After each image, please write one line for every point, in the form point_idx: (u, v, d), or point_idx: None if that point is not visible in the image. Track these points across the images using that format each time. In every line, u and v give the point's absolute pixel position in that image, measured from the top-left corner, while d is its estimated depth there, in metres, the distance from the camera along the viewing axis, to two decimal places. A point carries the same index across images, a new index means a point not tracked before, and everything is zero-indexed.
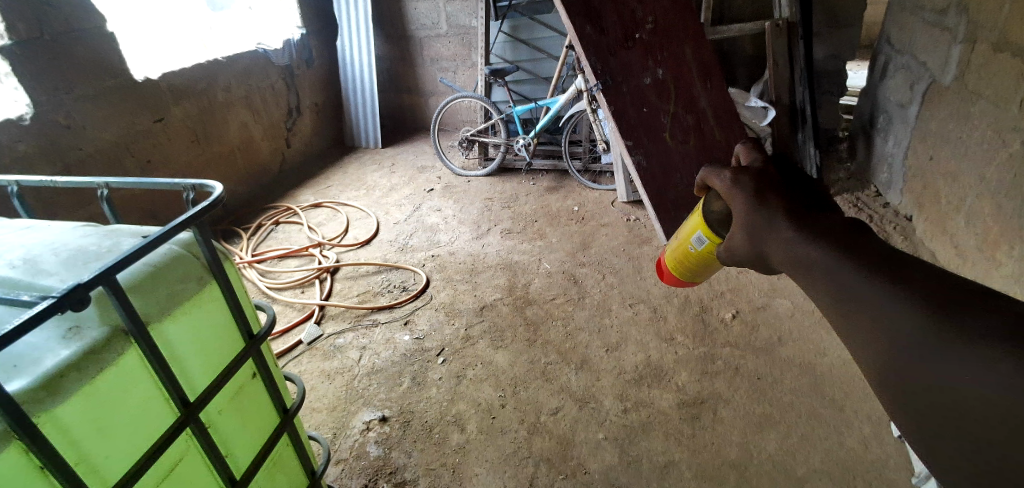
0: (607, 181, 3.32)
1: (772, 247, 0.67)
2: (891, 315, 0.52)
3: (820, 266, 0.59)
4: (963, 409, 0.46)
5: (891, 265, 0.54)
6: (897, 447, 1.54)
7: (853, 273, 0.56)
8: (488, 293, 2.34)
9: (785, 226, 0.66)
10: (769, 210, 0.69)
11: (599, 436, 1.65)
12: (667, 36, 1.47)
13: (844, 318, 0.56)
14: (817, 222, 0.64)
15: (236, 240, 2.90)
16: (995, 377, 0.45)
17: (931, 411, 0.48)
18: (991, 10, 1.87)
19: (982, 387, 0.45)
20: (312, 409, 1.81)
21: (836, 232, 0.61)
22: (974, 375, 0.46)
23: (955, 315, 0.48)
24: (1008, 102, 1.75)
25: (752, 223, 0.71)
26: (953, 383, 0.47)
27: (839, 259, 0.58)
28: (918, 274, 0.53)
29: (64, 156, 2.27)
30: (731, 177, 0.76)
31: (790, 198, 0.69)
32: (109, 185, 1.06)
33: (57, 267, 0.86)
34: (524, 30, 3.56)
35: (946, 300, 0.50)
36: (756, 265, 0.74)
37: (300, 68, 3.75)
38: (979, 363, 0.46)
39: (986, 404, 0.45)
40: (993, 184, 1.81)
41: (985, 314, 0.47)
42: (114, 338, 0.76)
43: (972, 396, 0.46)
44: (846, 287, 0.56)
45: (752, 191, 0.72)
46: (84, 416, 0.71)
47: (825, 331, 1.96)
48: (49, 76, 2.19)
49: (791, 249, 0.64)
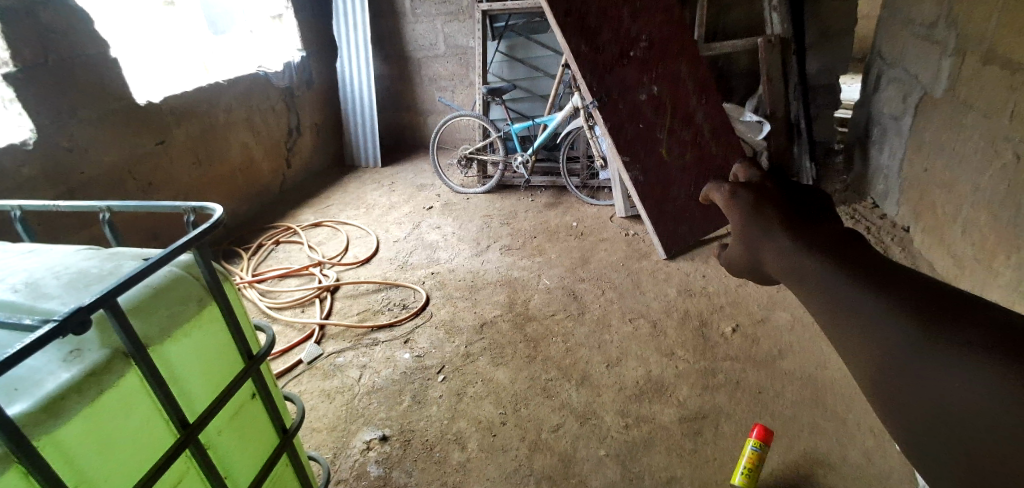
0: (605, 196, 3.34)
1: (768, 257, 0.68)
2: (879, 322, 0.53)
3: (813, 277, 0.60)
4: (951, 416, 0.47)
5: (882, 275, 0.55)
6: (900, 458, 1.53)
7: (845, 283, 0.57)
8: (488, 309, 2.35)
9: (783, 236, 0.67)
10: (765, 220, 0.70)
11: (601, 453, 1.64)
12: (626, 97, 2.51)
13: (836, 326, 0.57)
14: (811, 233, 0.65)
15: (236, 261, 2.91)
16: (982, 385, 0.45)
17: (919, 417, 0.49)
18: (979, 22, 1.90)
19: (971, 393, 0.46)
20: (312, 429, 1.80)
21: (828, 245, 0.62)
22: (962, 383, 0.46)
23: (943, 323, 0.49)
24: (1000, 113, 1.78)
25: (749, 234, 0.72)
26: (942, 389, 0.47)
27: (836, 269, 0.59)
28: (909, 285, 0.53)
29: (67, 180, 2.30)
30: (729, 190, 0.77)
31: (787, 211, 0.70)
32: (110, 209, 1.07)
33: (59, 291, 0.87)
34: (520, 49, 3.62)
35: (934, 309, 0.50)
36: (754, 276, 0.74)
37: (300, 90, 3.80)
38: (965, 368, 0.46)
39: (972, 410, 0.45)
40: (988, 194, 1.83)
41: (971, 322, 0.48)
42: (115, 360, 0.77)
43: (959, 403, 0.46)
44: (840, 298, 0.57)
45: (751, 201, 0.74)
46: (84, 440, 0.72)
47: (825, 343, 1.96)
48: (54, 102, 2.22)
49: (786, 258, 0.65)
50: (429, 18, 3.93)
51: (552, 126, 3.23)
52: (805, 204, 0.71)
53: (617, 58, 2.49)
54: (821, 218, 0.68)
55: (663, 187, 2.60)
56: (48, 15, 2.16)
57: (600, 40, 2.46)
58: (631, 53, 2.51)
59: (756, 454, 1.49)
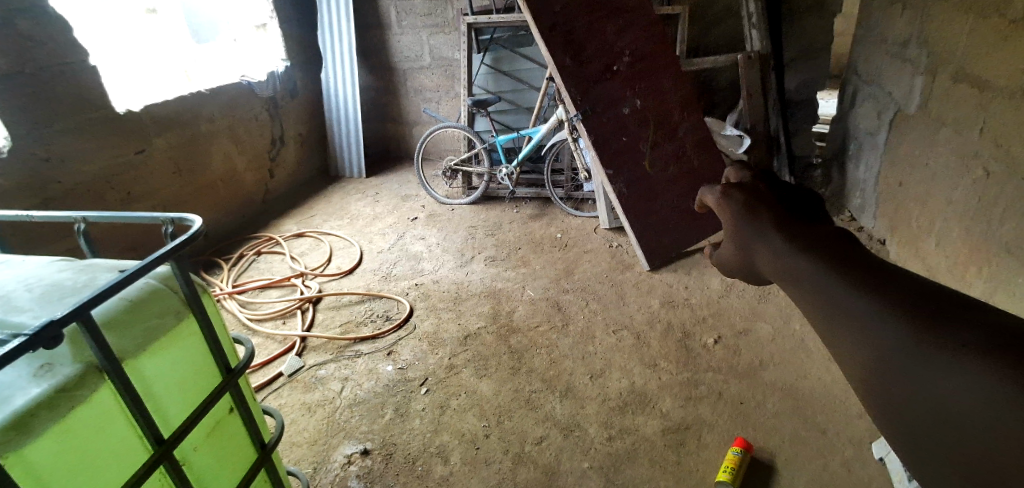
0: (589, 207, 3.37)
1: (762, 259, 0.67)
2: (872, 323, 0.51)
3: (809, 277, 0.59)
4: (947, 415, 0.45)
5: (874, 275, 0.54)
6: (879, 468, 1.55)
7: (837, 284, 0.56)
8: (472, 321, 2.34)
9: (777, 238, 0.66)
10: (758, 221, 0.70)
11: (585, 465, 1.64)
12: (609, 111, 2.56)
13: (828, 326, 0.56)
14: (805, 232, 0.64)
15: (216, 272, 2.87)
16: (977, 383, 0.44)
17: (915, 416, 0.47)
18: (948, 43, 1.97)
19: (967, 394, 0.44)
20: (291, 443, 1.77)
21: (823, 245, 0.61)
22: (960, 385, 0.45)
23: (940, 324, 0.48)
24: (970, 130, 1.83)
25: (741, 234, 0.72)
26: (934, 389, 0.46)
27: (826, 272, 0.57)
28: (906, 288, 0.52)
29: (43, 190, 2.26)
30: (721, 192, 0.78)
31: (782, 213, 0.70)
32: (86, 219, 1.04)
33: (31, 304, 0.85)
34: (505, 62, 3.64)
35: (931, 310, 0.49)
36: (747, 276, 0.74)
37: (284, 100, 3.78)
38: (959, 368, 0.45)
39: (969, 409, 0.44)
40: (960, 209, 1.88)
41: (970, 322, 0.47)
42: (86, 375, 0.75)
43: (955, 402, 0.45)
44: (833, 301, 0.55)
45: (742, 203, 0.74)
46: (51, 454, 0.69)
47: (805, 354, 1.99)
48: (30, 110, 2.19)
49: (780, 261, 0.64)
50: (414, 30, 3.92)
51: (536, 138, 3.25)
52: (802, 209, 0.70)
53: (600, 73, 2.56)
54: (814, 221, 0.67)
55: (646, 200, 2.63)
56: (28, 22, 2.14)
57: (584, 52, 2.52)
58: (615, 67, 2.58)
59: (737, 456, 1.56)
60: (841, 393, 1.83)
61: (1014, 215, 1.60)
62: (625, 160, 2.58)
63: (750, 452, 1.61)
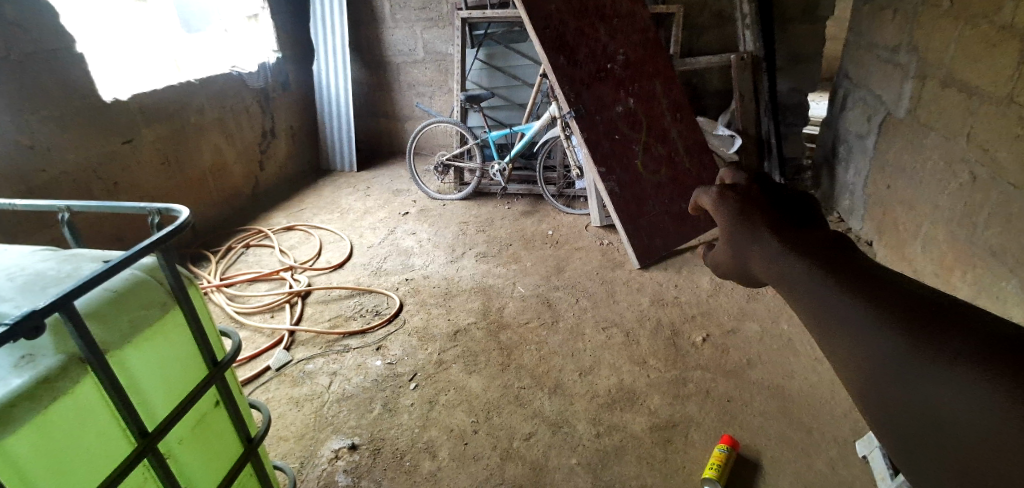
0: (581, 205, 3.37)
1: (756, 263, 0.68)
2: (864, 329, 0.52)
3: (804, 283, 0.59)
4: (941, 424, 0.45)
5: (870, 283, 0.55)
6: (863, 467, 1.57)
7: (834, 292, 0.56)
8: (462, 317, 2.33)
9: (772, 240, 0.66)
10: (753, 225, 0.70)
11: (572, 462, 1.64)
12: (601, 110, 2.58)
13: (823, 334, 0.56)
14: (798, 237, 0.65)
15: (204, 264, 2.85)
16: (972, 390, 0.44)
17: (911, 422, 0.47)
18: (938, 49, 2.00)
19: (960, 403, 0.44)
20: (278, 438, 1.76)
21: (819, 251, 0.61)
22: (955, 394, 0.44)
23: (933, 332, 0.48)
24: (957, 135, 1.85)
25: (736, 237, 0.71)
26: (932, 396, 0.46)
27: (823, 278, 0.58)
28: (902, 296, 0.52)
29: (26, 180, 2.22)
30: (717, 194, 0.77)
31: (776, 217, 0.70)
32: (70, 208, 1.02)
33: (13, 293, 0.84)
34: (498, 58, 3.63)
35: (925, 318, 0.49)
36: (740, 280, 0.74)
37: (275, 92, 3.74)
38: (952, 379, 0.45)
39: (961, 418, 0.44)
40: (946, 213, 1.90)
41: (965, 331, 0.47)
42: (70, 368, 0.74)
43: (950, 409, 0.45)
44: (829, 311, 0.55)
45: (739, 207, 0.73)
46: (31, 449, 0.68)
47: (792, 354, 2.00)
48: (13, 98, 2.14)
49: (774, 264, 0.64)
50: (407, 24, 3.89)
51: (530, 134, 3.23)
52: (794, 212, 0.70)
53: (593, 72, 2.59)
54: (805, 223, 0.68)
55: (638, 198, 2.63)
56: (12, 9, 2.10)
57: (576, 55, 2.56)
58: (606, 68, 2.62)
59: (724, 454, 1.57)
60: (826, 392, 1.85)
61: (1000, 221, 1.62)
62: (617, 159, 2.59)
63: (736, 451, 1.62)
